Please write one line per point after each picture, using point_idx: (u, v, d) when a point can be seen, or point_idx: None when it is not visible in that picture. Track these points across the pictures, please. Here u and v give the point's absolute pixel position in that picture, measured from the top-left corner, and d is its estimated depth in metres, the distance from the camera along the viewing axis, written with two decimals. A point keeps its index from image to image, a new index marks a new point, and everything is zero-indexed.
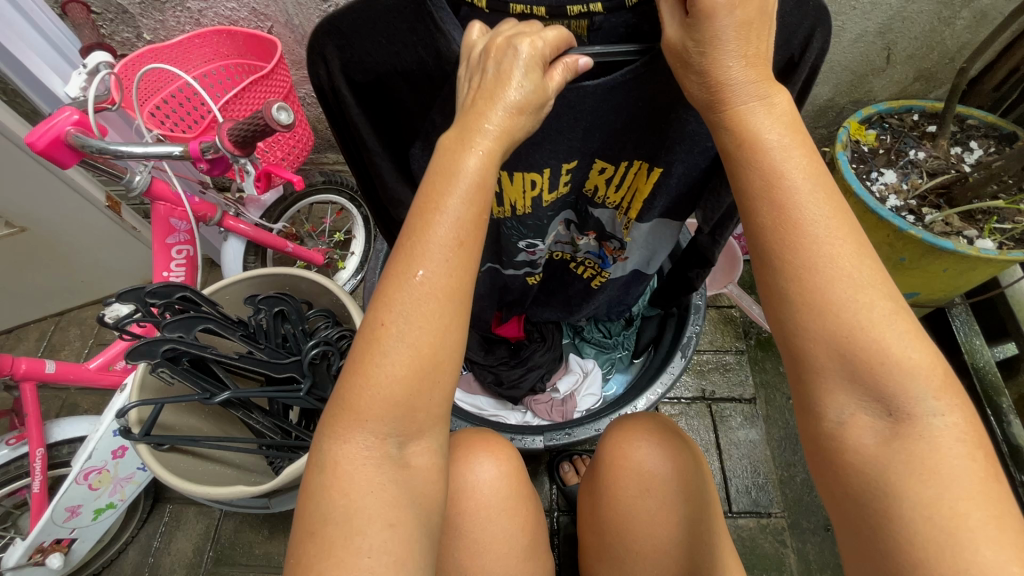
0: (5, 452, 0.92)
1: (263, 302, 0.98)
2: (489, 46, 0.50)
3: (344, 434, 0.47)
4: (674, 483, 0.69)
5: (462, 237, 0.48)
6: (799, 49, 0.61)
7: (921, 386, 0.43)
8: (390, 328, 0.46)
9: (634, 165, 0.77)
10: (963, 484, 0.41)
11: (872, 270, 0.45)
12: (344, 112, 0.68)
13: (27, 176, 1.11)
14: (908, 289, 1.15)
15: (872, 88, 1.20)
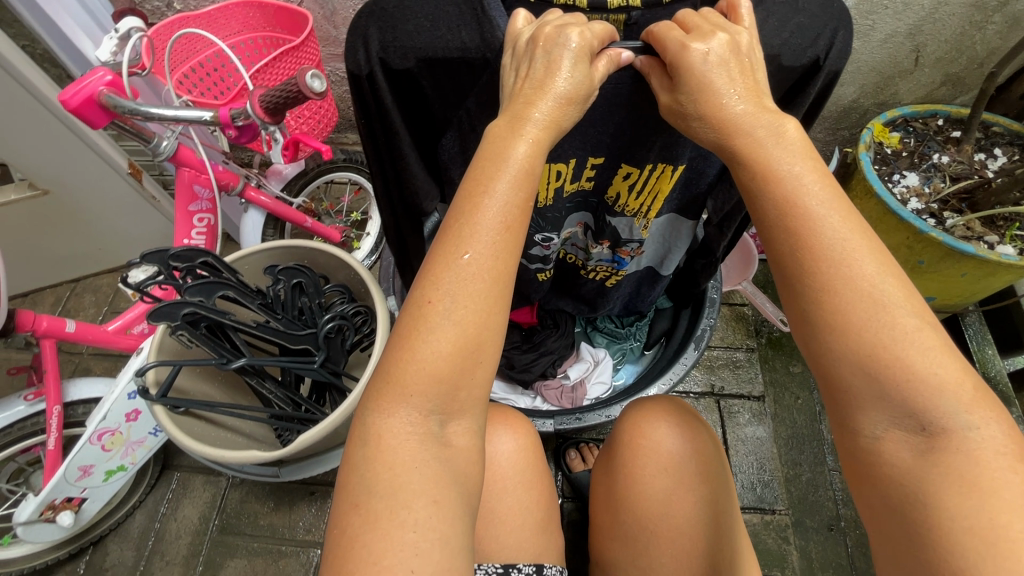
0: (24, 407, 0.94)
1: (283, 272, 0.98)
2: (538, 35, 0.53)
3: (389, 407, 0.47)
4: (689, 462, 0.72)
5: (510, 225, 0.49)
6: (824, 51, 0.62)
7: (950, 400, 0.41)
8: (438, 305, 0.47)
9: (657, 168, 0.77)
10: (1004, 489, 0.39)
11: (897, 285, 0.44)
12: (379, 104, 0.66)
13: (53, 139, 1.12)
14: (924, 293, 1.15)
15: (898, 90, 1.20)
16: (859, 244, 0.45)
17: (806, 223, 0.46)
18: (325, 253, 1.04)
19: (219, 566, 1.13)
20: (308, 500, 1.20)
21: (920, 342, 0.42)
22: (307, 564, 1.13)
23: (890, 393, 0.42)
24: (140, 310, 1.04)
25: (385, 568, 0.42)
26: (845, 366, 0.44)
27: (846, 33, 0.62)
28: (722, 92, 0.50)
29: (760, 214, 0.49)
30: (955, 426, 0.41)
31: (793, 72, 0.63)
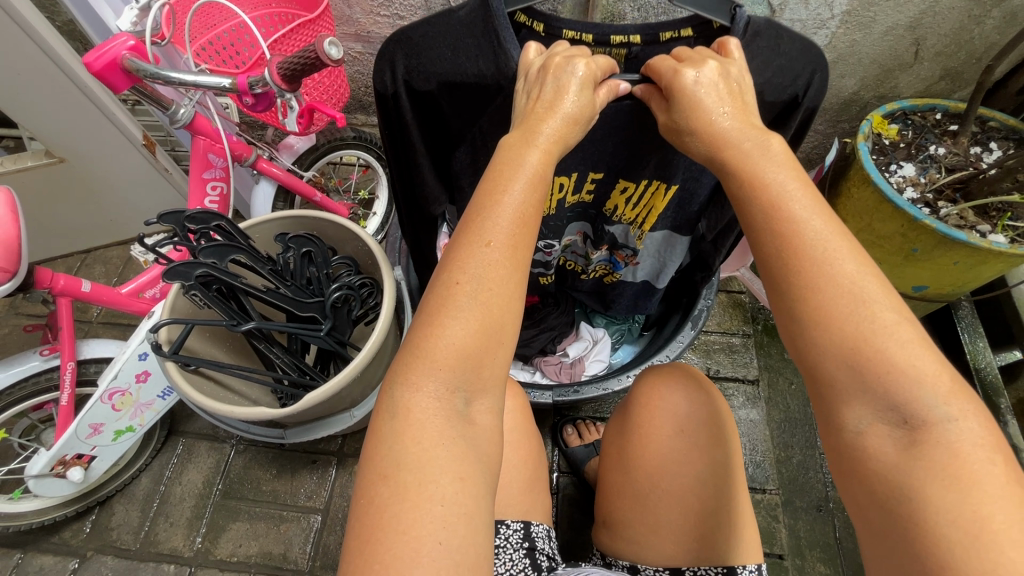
0: (38, 362, 0.97)
1: (293, 241, 1.01)
2: (548, 64, 0.60)
3: (418, 379, 0.49)
4: (700, 423, 0.81)
5: (526, 217, 0.53)
6: (804, 88, 0.71)
7: (929, 391, 0.43)
8: (464, 285, 0.50)
9: (652, 184, 0.86)
10: (984, 481, 0.40)
11: (873, 280, 0.46)
12: (401, 119, 0.76)
13: (72, 108, 1.15)
14: (917, 281, 1.18)
15: (898, 83, 1.22)
16: (839, 241, 0.47)
17: (789, 224, 0.49)
18: (332, 225, 1.07)
19: (222, 529, 1.16)
20: (309, 468, 1.23)
21: (898, 335, 0.44)
22: (308, 529, 1.16)
23: (873, 386, 0.44)
24: (153, 275, 1.06)
25: (414, 537, 0.43)
26: (830, 361, 0.45)
27: (823, 77, 0.70)
28: (711, 110, 0.56)
29: (747, 216, 0.52)
30: (937, 418, 0.42)
31: (776, 105, 0.72)
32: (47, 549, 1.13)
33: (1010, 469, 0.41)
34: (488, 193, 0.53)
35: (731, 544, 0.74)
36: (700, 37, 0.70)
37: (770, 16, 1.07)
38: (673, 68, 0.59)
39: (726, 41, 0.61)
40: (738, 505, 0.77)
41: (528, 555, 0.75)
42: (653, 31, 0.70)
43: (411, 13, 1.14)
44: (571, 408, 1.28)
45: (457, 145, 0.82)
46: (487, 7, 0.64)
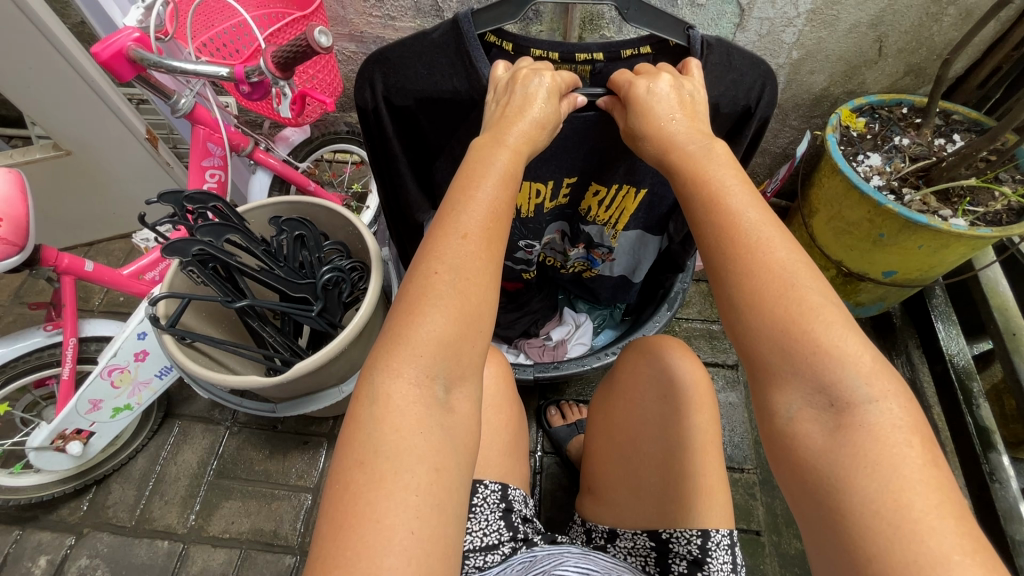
0: (42, 338, 1.02)
1: (285, 224, 1.07)
2: (516, 75, 0.70)
3: (398, 366, 0.51)
4: (676, 389, 0.77)
5: (498, 214, 0.59)
6: (754, 101, 0.84)
7: (852, 373, 0.48)
8: (443, 275, 0.54)
9: (622, 189, 0.96)
10: (900, 459, 0.45)
11: (802, 266, 0.52)
12: (382, 132, 0.87)
13: (80, 103, 1.21)
14: (886, 266, 1.22)
15: (865, 79, 1.29)
16: (772, 232, 0.54)
17: (728, 216, 0.55)
18: (326, 211, 1.13)
19: (215, 507, 1.20)
20: (301, 449, 1.26)
21: (824, 317, 0.50)
22: (299, 507, 1.20)
23: (802, 368, 0.49)
24: (153, 258, 1.11)
25: (387, 525, 0.45)
26: (763, 345, 0.51)
27: (772, 89, 0.83)
28: (662, 117, 0.66)
29: (691, 210, 0.59)
30: (859, 401, 0.47)
31: (730, 97, 0.83)
32: (45, 526, 1.17)
33: (927, 450, 0.46)
34: (460, 193, 0.59)
35: (706, 506, 0.70)
36: (657, 52, 0.82)
37: (739, 14, 1.13)
38: (630, 80, 0.71)
39: (689, 61, 0.73)
40: (713, 468, 0.72)
41: (504, 516, 0.78)
42: (614, 49, 0.81)
43: (402, 14, 1.21)
44: (555, 391, 1.32)
45: (437, 157, 0.95)
46: (458, 31, 0.74)
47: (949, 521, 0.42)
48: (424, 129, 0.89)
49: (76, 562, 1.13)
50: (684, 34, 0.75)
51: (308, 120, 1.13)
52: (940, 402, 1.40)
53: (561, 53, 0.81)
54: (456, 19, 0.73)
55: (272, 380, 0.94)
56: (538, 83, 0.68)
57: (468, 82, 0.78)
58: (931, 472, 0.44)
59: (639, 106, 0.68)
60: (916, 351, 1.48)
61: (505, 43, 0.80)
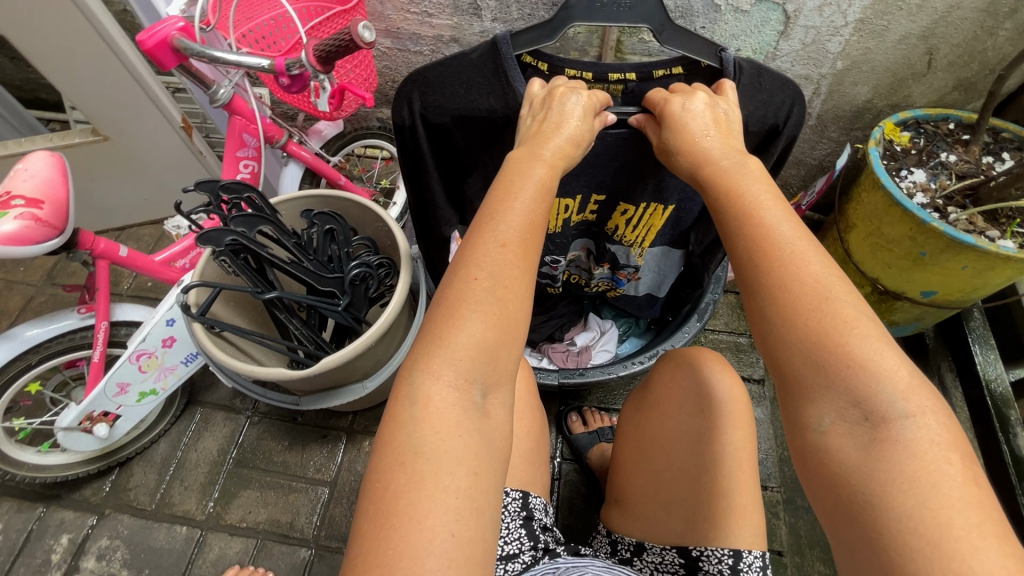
0: (75, 320, 1.03)
1: (317, 217, 1.05)
2: (552, 93, 0.70)
3: (439, 367, 0.50)
4: (714, 404, 0.75)
5: (534, 223, 0.58)
6: (784, 118, 0.81)
7: (886, 386, 0.46)
8: (482, 281, 0.53)
9: (649, 207, 0.95)
10: (939, 475, 0.42)
11: (835, 277, 0.50)
12: (417, 149, 0.87)
13: (120, 90, 1.23)
14: (926, 286, 1.19)
15: (911, 93, 1.25)
16: (807, 245, 0.52)
17: (761, 228, 0.54)
18: (355, 205, 1.13)
19: (233, 496, 1.20)
20: (320, 442, 1.26)
21: (858, 329, 0.47)
22: (316, 500, 1.20)
23: (835, 381, 0.47)
24: (185, 246, 1.12)
25: (429, 527, 0.44)
26: (798, 359, 0.49)
27: (801, 110, 0.81)
28: (696, 131, 0.65)
29: (722, 223, 0.58)
30: (894, 415, 0.45)
31: (775, 106, 0.80)
32: (67, 505, 1.18)
33: (967, 467, 0.43)
34: (498, 200, 0.58)
35: (739, 525, 0.68)
36: (689, 73, 0.80)
37: (784, 22, 1.11)
38: (665, 98, 0.70)
39: (723, 82, 0.72)
40: (749, 487, 0.71)
41: (524, 524, 0.76)
42: (648, 69, 0.79)
43: (440, 12, 1.20)
44: (577, 398, 1.30)
45: (470, 171, 0.93)
46: (497, 51, 0.74)
47: (992, 542, 0.40)
48: (458, 146, 0.88)
49: (96, 543, 1.15)
50: (716, 56, 0.74)
51: (345, 113, 1.13)
52: (974, 429, 1.35)
53: (595, 73, 0.79)
54: (496, 40, 0.73)
55: (300, 373, 0.94)
56: (573, 101, 0.69)
57: (505, 101, 0.78)
58: (970, 490, 0.42)
59: (673, 122, 0.67)
60: (951, 375, 1.43)
61: (539, 64, 0.78)
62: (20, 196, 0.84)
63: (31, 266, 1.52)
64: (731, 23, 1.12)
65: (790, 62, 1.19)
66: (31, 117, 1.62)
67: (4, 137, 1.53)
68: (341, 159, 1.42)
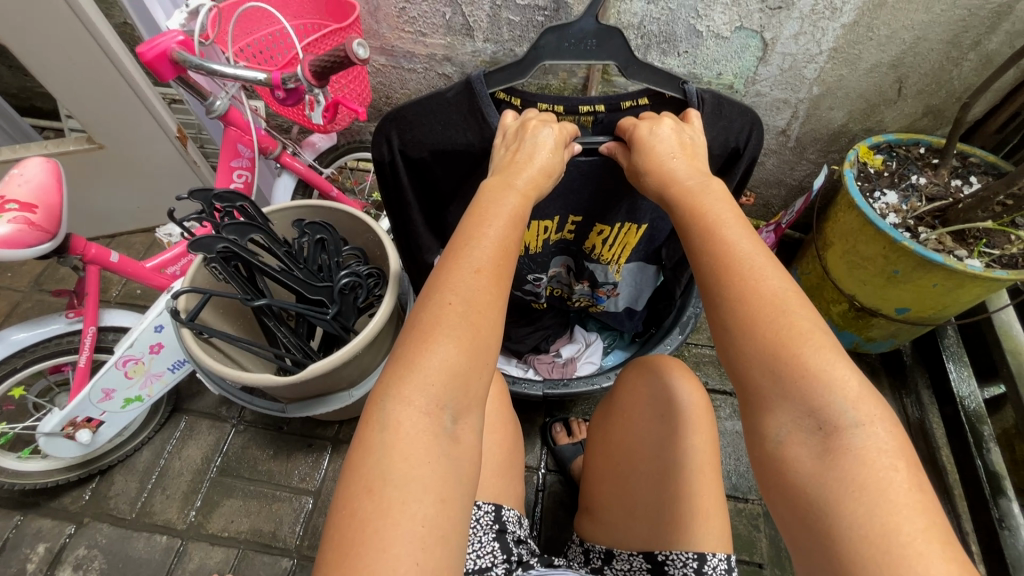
0: (62, 324, 1.04)
1: (308, 226, 1.08)
2: (525, 126, 0.74)
3: (410, 393, 0.52)
4: (676, 407, 0.77)
5: (507, 249, 0.61)
6: (743, 142, 0.86)
7: (839, 397, 0.48)
8: (456, 307, 0.55)
9: (623, 226, 0.99)
10: (886, 482, 0.45)
11: (793, 291, 0.53)
12: (397, 181, 0.90)
13: (117, 99, 1.25)
14: (900, 303, 1.23)
15: (884, 118, 1.31)
16: (766, 260, 0.55)
17: (722, 244, 0.57)
18: (345, 215, 1.15)
19: (215, 505, 1.19)
20: (304, 451, 1.26)
21: (813, 342, 0.50)
22: (299, 510, 1.19)
23: (792, 392, 0.50)
24: (175, 253, 1.13)
25: (393, 556, 0.45)
26: (756, 370, 0.51)
27: (760, 132, 0.85)
28: (665, 154, 0.69)
29: (688, 240, 0.61)
30: (846, 424, 0.48)
31: (742, 130, 0.85)
32: (46, 513, 1.17)
33: (912, 474, 0.46)
34: (471, 227, 0.61)
35: (702, 527, 0.69)
36: (655, 103, 0.84)
37: (762, 49, 1.16)
38: (634, 124, 0.75)
39: (690, 112, 0.76)
40: (711, 490, 0.72)
41: (498, 537, 0.75)
42: (614, 101, 0.83)
43: (433, 31, 1.24)
44: (561, 409, 1.32)
45: (450, 202, 0.97)
46: (471, 88, 0.77)
47: (936, 546, 0.42)
48: (438, 177, 0.91)
49: (73, 552, 1.13)
50: (680, 88, 0.78)
51: (339, 127, 1.16)
52: (949, 444, 1.38)
53: (566, 106, 0.83)
54: (470, 80, 0.76)
55: (282, 381, 0.94)
56: (545, 134, 0.72)
57: (481, 135, 0.82)
58: (916, 496, 0.44)
59: (642, 145, 0.71)
60: (926, 392, 1.46)
61: (513, 99, 0.84)
62: (14, 200, 0.85)
63: (19, 271, 1.52)
64: (711, 48, 1.17)
65: (769, 86, 1.25)
66: (25, 124, 1.63)
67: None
68: (333, 171, 1.45)
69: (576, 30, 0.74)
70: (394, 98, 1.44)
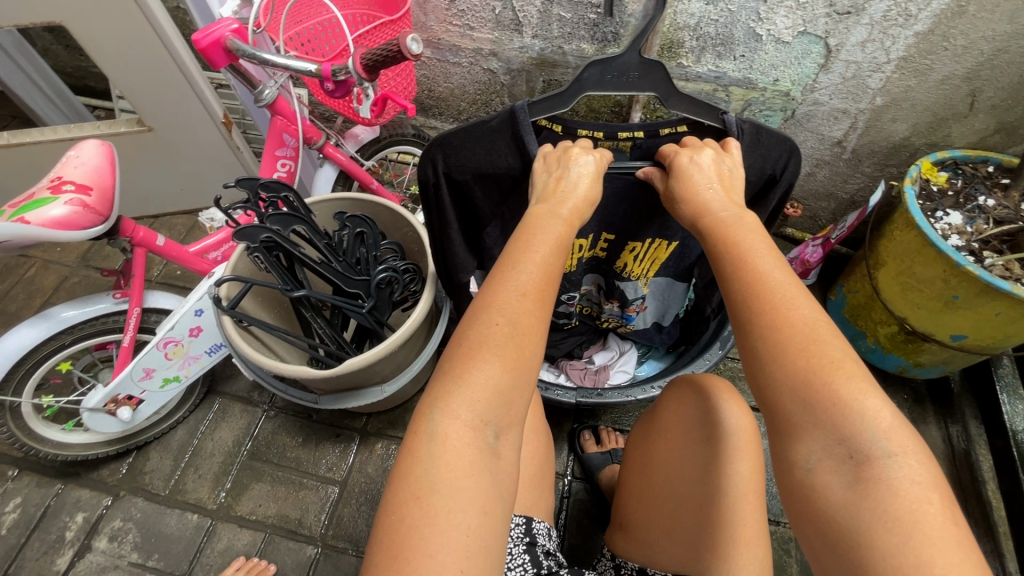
0: (110, 304, 1.06)
1: (349, 220, 1.06)
2: (559, 153, 0.73)
3: (457, 408, 0.51)
4: (722, 432, 0.73)
5: (550, 274, 0.60)
6: (780, 169, 0.84)
7: (871, 426, 0.47)
8: (502, 326, 0.54)
9: (653, 241, 0.98)
10: (921, 516, 0.43)
11: (822, 319, 0.52)
12: (440, 205, 0.89)
13: (168, 84, 1.27)
14: (956, 330, 1.16)
15: (951, 133, 1.23)
16: (798, 291, 0.53)
17: (754, 274, 0.55)
18: (385, 209, 1.15)
19: (245, 488, 1.22)
20: (333, 441, 1.28)
21: (844, 370, 0.48)
22: (325, 499, 1.21)
23: (822, 420, 0.48)
24: (218, 239, 1.14)
25: (439, 562, 0.45)
26: (785, 395, 0.50)
27: (797, 161, 0.82)
28: (701, 184, 0.68)
29: (720, 269, 0.59)
30: (878, 453, 0.46)
31: (780, 151, 0.81)
32: (84, 484, 1.21)
33: (947, 507, 0.44)
34: (517, 251, 0.60)
35: (742, 558, 0.67)
36: (693, 131, 0.81)
37: (825, 55, 1.11)
38: (674, 151, 0.73)
39: (729, 141, 0.74)
40: (754, 520, 0.69)
41: (529, 550, 0.73)
42: (654, 127, 0.80)
43: (482, 25, 1.22)
44: (591, 416, 1.30)
45: (487, 223, 0.94)
46: (514, 115, 0.76)
47: None
48: (479, 201, 0.90)
49: (110, 523, 1.17)
50: (719, 118, 0.76)
51: (385, 120, 1.15)
52: (997, 479, 1.32)
53: (605, 131, 0.81)
54: (514, 110, 0.76)
55: (316, 373, 0.95)
56: (585, 161, 0.71)
57: (523, 159, 0.81)
58: (952, 530, 0.43)
59: (679, 173, 0.70)
60: (974, 422, 1.39)
61: (554, 125, 0.81)
62: (70, 181, 0.88)
63: (67, 246, 1.56)
64: (770, 53, 1.12)
65: (828, 95, 1.19)
66: (79, 103, 1.68)
67: (53, 120, 1.60)
68: (374, 163, 1.45)
69: (618, 64, 0.73)
70: (437, 91, 1.43)
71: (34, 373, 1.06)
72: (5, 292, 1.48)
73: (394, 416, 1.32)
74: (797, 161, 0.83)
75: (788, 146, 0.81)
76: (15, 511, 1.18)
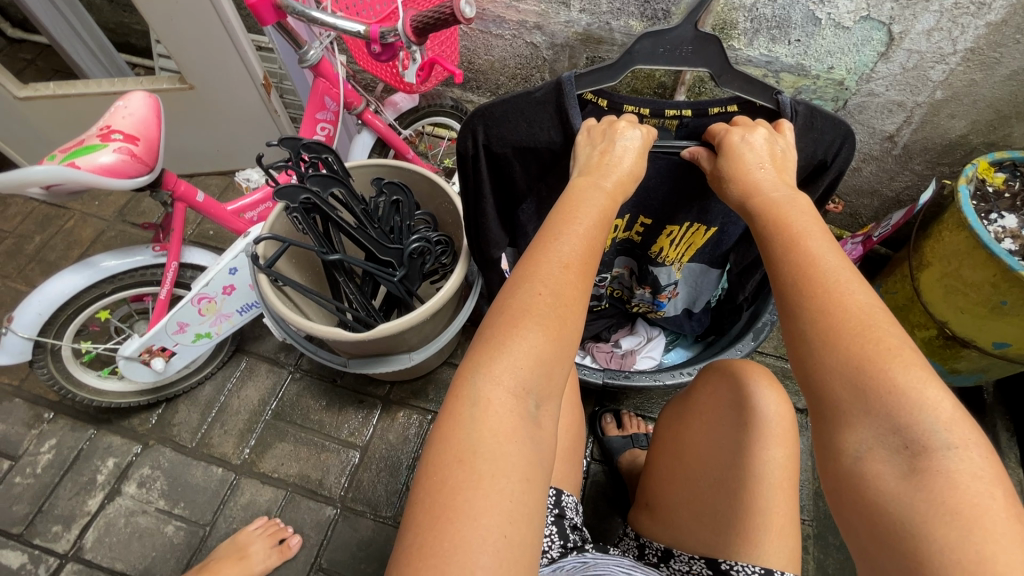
0: (148, 256, 1.08)
1: (386, 186, 1.05)
2: (605, 125, 0.71)
3: (500, 373, 0.50)
4: (757, 418, 0.72)
5: (593, 247, 0.59)
6: (832, 155, 0.80)
7: (930, 416, 0.45)
8: (545, 296, 0.53)
9: (691, 226, 0.96)
10: (984, 512, 0.42)
11: (878, 306, 0.50)
12: (478, 176, 0.87)
13: (210, 42, 1.27)
14: (999, 338, 1.12)
15: (1012, 132, 1.18)
16: (853, 276, 0.52)
17: (806, 256, 0.54)
18: (420, 178, 1.14)
19: (268, 446, 1.24)
20: (356, 407, 1.29)
21: (902, 358, 0.47)
22: (346, 462, 1.22)
23: (875, 407, 0.46)
24: (254, 199, 1.15)
25: (483, 526, 0.45)
26: (836, 380, 0.48)
27: (851, 147, 0.79)
28: (752, 164, 0.66)
29: (769, 251, 0.57)
30: (936, 445, 0.44)
31: (836, 135, 0.78)
32: (116, 430, 1.24)
33: (1011, 505, 0.42)
34: (560, 222, 0.59)
35: (773, 545, 0.66)
36: (744, 111, 0.79)
37: (887, 43, 1.06)
38: (725, 129, 0.71)
39: (783, 122, 0.71)
40: (786, 508, 0.68)
41: (555, 522, 0.74)
42: (703, 106, 0.78)
43: None
44: (613, 400, 1.29)
45: (523, 198, 0.93)
46: (560, 89, 0.74)
47: None
48: (519, 174, 0.88)
49: (138, 470, 1.20)
50: (773, 98, 0.73)
51: (427, 86, 1.13)
52: None
53: (652, 108, 0.78)
54: (560, 83, 0.74)
55: (348, 336, 0.95)
56: (631, 136, 0.69)
57: (564, 134, 0.78)
58: (1015, 528, 0.41)
59: (730, 151, 0.68)
60: (1006, 434, 1.36)
61: (599, 99, 0.79)
62: (119, 131, 0.88)
63: (105, 200, 1.59)
64: (828, 38, 1.08)
65: (885, 86, 1.14)
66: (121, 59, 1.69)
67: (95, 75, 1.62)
68: (410, 134, 1.44)
69: (672, 36, 0.70)
70: (476, 63, 1.41)
71: (74, 319, 1.09)
72: (44, 242, 1.52)
73: (416, 386, 1.33)
74: (852, 146, 0.79)
75: (842, 131, 0.78)
76: (50, 452, 1.22)
